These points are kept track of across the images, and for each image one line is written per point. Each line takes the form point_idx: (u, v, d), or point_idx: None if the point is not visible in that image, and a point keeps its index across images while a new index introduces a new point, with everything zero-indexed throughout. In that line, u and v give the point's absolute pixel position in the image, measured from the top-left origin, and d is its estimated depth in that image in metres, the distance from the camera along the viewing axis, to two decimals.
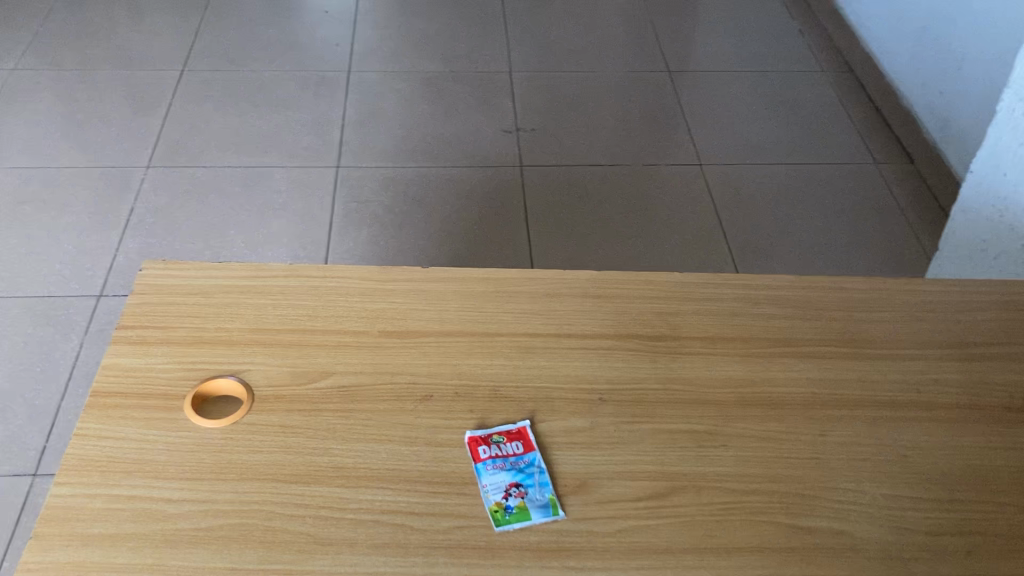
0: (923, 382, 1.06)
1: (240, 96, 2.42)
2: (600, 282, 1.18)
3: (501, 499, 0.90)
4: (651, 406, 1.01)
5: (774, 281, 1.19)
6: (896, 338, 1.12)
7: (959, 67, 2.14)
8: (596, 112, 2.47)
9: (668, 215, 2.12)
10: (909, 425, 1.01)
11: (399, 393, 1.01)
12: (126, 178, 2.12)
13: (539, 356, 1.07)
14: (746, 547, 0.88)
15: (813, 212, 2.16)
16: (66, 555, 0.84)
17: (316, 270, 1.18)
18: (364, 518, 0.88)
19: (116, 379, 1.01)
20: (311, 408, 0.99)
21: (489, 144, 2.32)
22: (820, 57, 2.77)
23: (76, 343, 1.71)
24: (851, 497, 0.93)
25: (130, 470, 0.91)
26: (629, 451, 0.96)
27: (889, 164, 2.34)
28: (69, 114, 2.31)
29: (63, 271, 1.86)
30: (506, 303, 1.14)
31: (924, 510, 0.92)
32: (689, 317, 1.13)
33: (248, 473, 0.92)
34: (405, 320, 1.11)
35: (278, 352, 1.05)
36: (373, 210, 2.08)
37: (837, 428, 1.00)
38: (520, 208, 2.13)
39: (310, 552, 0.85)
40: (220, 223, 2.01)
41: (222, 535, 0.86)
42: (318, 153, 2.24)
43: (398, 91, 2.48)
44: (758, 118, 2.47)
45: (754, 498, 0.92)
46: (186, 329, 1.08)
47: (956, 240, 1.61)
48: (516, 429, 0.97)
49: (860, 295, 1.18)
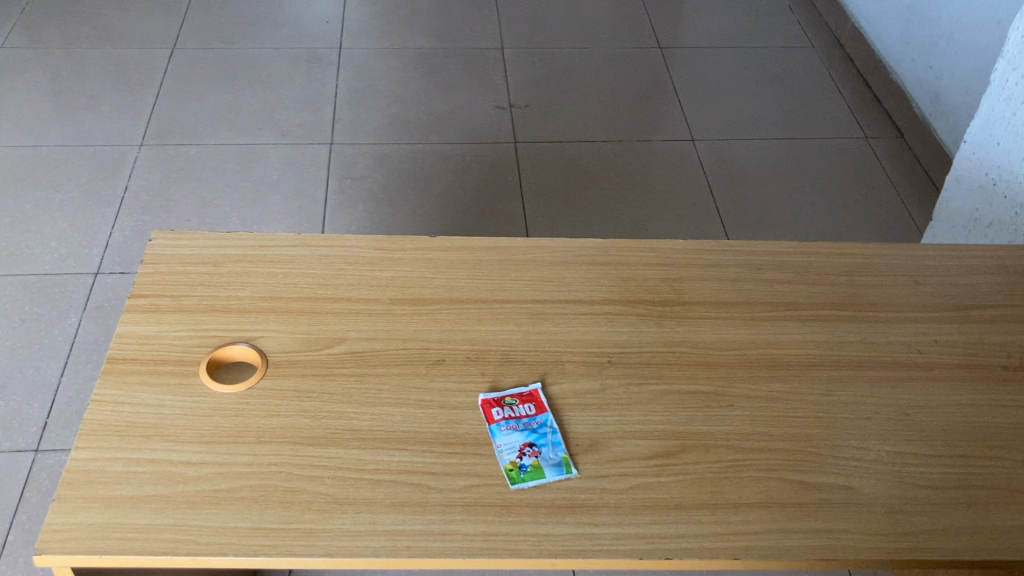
0: (923, 343, 1.09)
1: (232, 73, 2.42)
2: (605, 249, 1.20)
3: (515, 458, 0.92)
4: (659, 368, 1.03)
5: (776, 247, 1.21)
6: (895, 301, 1.14)
7: (949, 42, 2.16)
8: (589, 87, 2.48)
9: (662, 190, 2.14)
10: (911, 384, 1.03)
11: (412, 358, 1.03)
12: (120, 156, 2.11)
13: (548, 322, 1.08)
14: (756, 502, 0.90)
15: (805, 186, 2.18)
16: (91, 517, 0.85)
17: (324, 239, 1.19)
18: (381, 478, 0.90)
19: (131, 346, 1.02)
20: (326, 372, 1.00)
21: (483, 120, 2.32)
22: (811, 33, 2.78)
23: (75, 320, 1.71)
24: (857, 454, 0.95)
25: (149, 435, 0.93)
26: (638, 411, 0.98)
27: (879, 138, 2.36)
28: (59, 92, 2.30)
29: (59, 249, 1.86)
30: (514, 270, 1.16)
31: (926, 466, 0.94)
32: (694, 282, 1.15)
33: (265, 436, 0.93)
34: (414, 288, 1.12)
35: (290, 318, 1.07)
36: (366, 186, 2.09)
37: (840, 388, 1.02)
38: (516, 184, 2.14)
39: (329, 511, 0.86)
40: (215, 201, 2.01)
41: (242, 496, 0.87)
42: (312, 130, 2.24)
43: (391, 67, 2.48)
44: (749, 92, 2.49)
45: (761, 455, 0.94)
46: (198, 298, 1.09)
47: (950, 210, 1.64)
48: (527, 391, 0.99)
49: (860, 260, 1.20)
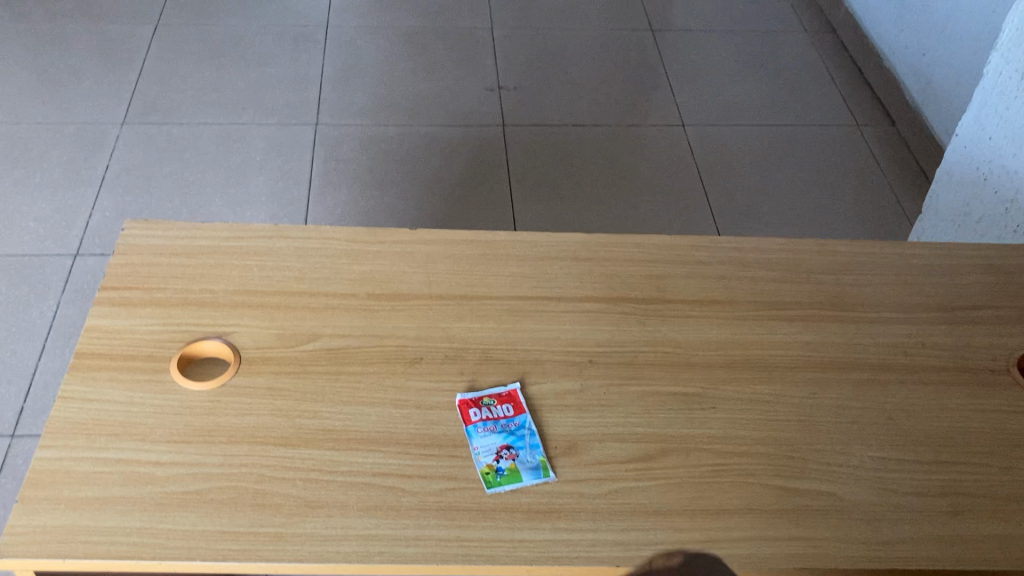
0: (910, 345, 1.07)
1: (216, 51, 2.37)
2: (589, 244, 1.18)
3: (492, 461, 0.90)
4: (641, 368, 1.01)
5: (762, 243, 1.19)
6: (882, 301, 1.13)
7: (943, 30, 2.14)
8: (579, 70, 2.44)
9: (651, 176, 2.11)
10: (896, 387, 1.02)
11: (389, 356, 1.00)
12: (101, 135, 2.07)
13: (529, 319, 1.06)
14: (737, 508, 0.88)
15: (795, 174, 2.16)
16: (55, 519, 0.83)
17: (301, 231, 1.16)
18: (355, 481, 0.88)
19: (100, 340, 1.00)
20: (300, 370, 0.98)
21: (471, 102, 2.29)
22: (804, 18, 2.75)
23: (53, 303, 1.68)
24: (840, 459, 0.94)
25: (117, 433, 0.90)
26: (619, 413, 0.96)
27: (870, 126, 2.34)
28: (39, 67, 2.25)
29: (37, 230, 1.82)
30: (494, 265, 1.14)
31: (911, 472, 0.93)
32: (678, 280, 1.13)
33: (237, 436, 0.91)
34: (393, 283, 1.10)
35: (264, 313, 1.04)
36: (352, 168, 2.06)
37: (824, 390, 1.01)
38: (503, 168, 2.11)
39: (301, 515, 0.84)
40: (197, 181, 1.98)
41: (211, 498, 0.85)
42: (297, 110, 2.21)
43: (378, 47, 2.44)
44: (740, 78, 2.46)
45: (744, 460, 0.93)
46: (171, 291, 1.06)
47: (939, 205, 1.62)
48: (506, 391, 0.97)
49: (848, 259, 1.18)
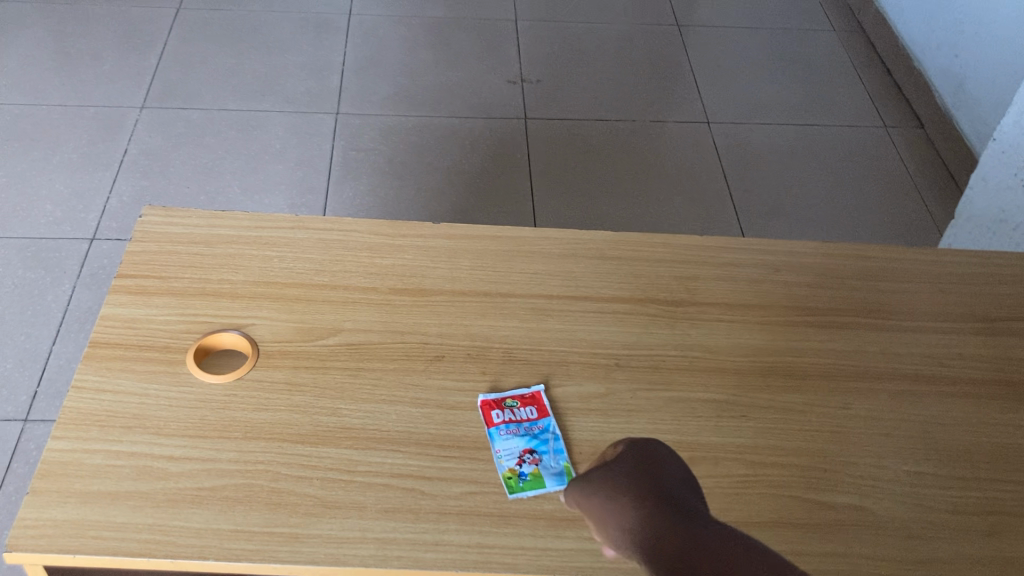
0: (946, 355, 1.04)
1: (237, 36, 2.35)
2: (616, 242, 1.15)
3: (515, 465, 0.88)
4: (668, 373, 0.98)
5: (794, 246, 1.16)
6: (917, 309, 1.09)
7: (978, 32, 2.10)
8: (603, 64, 2.41)
9: (675, 174, 2.08)
10: (933, 399, 0.98)
11: (410, 353, 0.98)
12: (120, 118, 2.05)
13: (554, 319, 1.03)
14: (767, 521, 0.85)
15: (821, 175, 2.12)
16: (65, 513, 0.81)
17: (323, 221, 1.14)
18: (373, 482, 0.85)
19: (115, 330, 0.97)
20: (319, 365, 0.96)
21: (493, 94, 2.26)
22: (832, 17, 2.71)
23: (68, 287, 1.66)
24: (873, 473, 0.91)
25: (131, 426, 0.88)
26: (645, 420, 0.93)
27: (898, 128, 2.30)
28: (60, 49, 2.24)
29: (54, 213, 1.81)
30: (519, 262, 1.11)
31: (946, 488, 0.90)
32: (707, 282, 1.10)
33: (253, 432, 0.89)
34: (415, 277, 1.07)
35: (283, 305, 1.02)
36: (372, 158, 2.03)
37: (857, 400, 0.97)
38: (524, 162, 2.07)
39: (318, 515, 0.82)
40: (216, 168, 1.96)
41: (225, 496, 0.83)
42: (317, 98, 2.18)
43: (401, 36, 2.42)
44: (767, 76, 2.42)
45: (774, 471, 0.90)
46: (188, 281, 1.04)
47: (973, 210, 1.58)
48: (529, 393, 0.95)
49: (882, 264, 1.15)
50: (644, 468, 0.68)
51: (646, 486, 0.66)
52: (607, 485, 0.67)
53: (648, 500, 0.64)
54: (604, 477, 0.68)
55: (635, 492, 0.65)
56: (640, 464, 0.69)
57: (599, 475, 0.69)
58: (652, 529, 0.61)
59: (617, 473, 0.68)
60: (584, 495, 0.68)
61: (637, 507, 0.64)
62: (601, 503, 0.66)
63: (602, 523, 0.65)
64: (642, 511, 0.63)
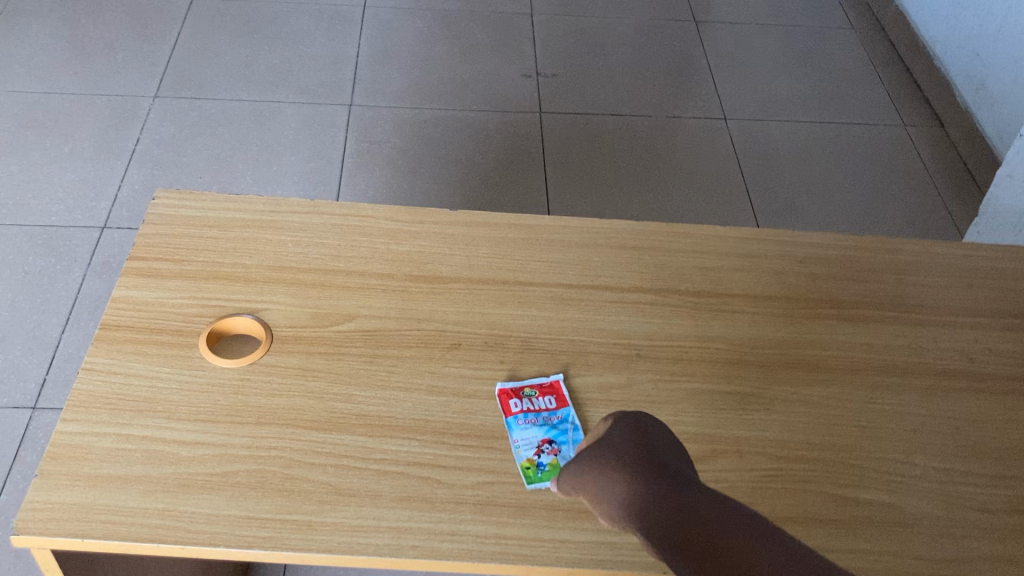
0: (976, 351, 1.01)
1: (251, 27, 2.33)
2: (637, 232, 1.12)
3: (533, 456, 0.85)
4: (690, 364, 0.96)
5: (818, 238, 1.14)
6: (945, 304, 1.07)
7: (1000, 30, 2.07)
8: (619, 59, 2.38)
9: (691, 170, 2.06)
10: (962, 395, 0.96)
11: (426, 340, 0.96)
12: (132, 108, 2.04)
13: (574, 308, 1.01)
14: (791, 516, 0.83)
15: (839, 173, 2.09)
16: (74, 496, 0.79)
17: (338, 207, 1.12)
18: (388, 469, 0.83)
19: (127, 312, 0.96)
20: (333, 351, 0.94)
21: (508, 88, 2.24)
22: (851, 15, 2.68)
23: (78, 275, 1.65)
24: (901, 469, 0.88)
25: (142, 410, 0.86)
26: (667, 411, 0.91)
27: (918, 128, 2.27)
28: (73, 38, 2.22)
29: (66, 201, 1.79)
30: (538, 251, 1.09)
31: (976, 486, 0.87)
32: (730, 273, 1.08)
33: (266, 418, 0.87)
34: (432, 264, 1.05)
35: (297, 290, 1.00)
36: (386, 151, 2.01)
37: (884, 395, 0.95)
38: (539, 156, 2.05)
39: (332, 503, 0.80)
40: (228, 158, 1.94)
41: (237, 481, 0.81)
42: (331, 90, 2.16)
43: (416, 29, 2.40)
44: (785, 72, 2.39)
45: (799, 466, 0.87)
46: (201, 264, 1.02)
47: (998, 207, 1.56)
48: (548, 382, 0.92)
49: (908, 258, 1.12)
50: (635, 442, 0.76)
51: (638, 459, 0.74)
52: (602, 463, 0.75)
53: (640, 473, 0.72)
54: (601, 455, 0.76)
55: (628, 466, 0.73)
56: (631, 438, 0.76)
57: (594, 452, 0.76)
58: (645, 501, 0.69)
59: (610, 448, 0.76)
60: (581, 473, 0.76)
61: (630, 480, 0.71)
62: (598, 478, 0.74)
63: (598, 496, 0.73)
64: (635, 483, 0.71)
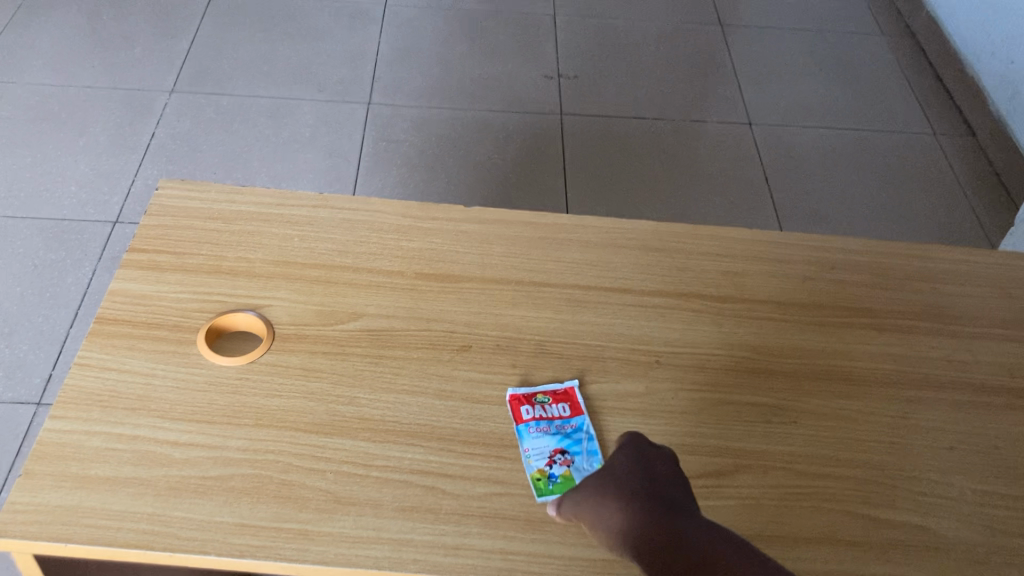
0: (1016, 365, 0.95)
1: (271, 23, 2.30)
2: (659, 233, 1.07)
3: (544, 466, 0.81)
4: (713, 373, 0.91)
5: (848, 243, 1.08)
6: (983, 316, 1.01)
7: None
8: (643, 62, 2.33)
9: (715, 174, 2.00)
10: (1002, 413, 0.90)
11: (436, 341, 0.91)
12: (148, 102, 2.01)
13: (591, 312, 0.96)
14: (818, 537, 0.78)
15: (867, 181, 2.03)
16: (59, 498, 0.75)
17: (348, 201, 1.08)
18: (391, 477, 0.79)
19: (124, 306, 0.92)
20: (338, 351, 0.89)
21: (530, 88, 2.19)
22: (882, 20, 2.62)
23: (89, 269, 1.62)
24: (937, 489, 0.83)
25: (135, 408, 0.82)
26: (687, 422, 0.86)
27: (948, 136, 2.21)
28: (92, 31, 2.20)
29: (79, 194, 1.76)
30: (554, 251, 1.04)
31: (1017, 510, 0.82)
32: (756, 278, 1.02)
33: (264, 419, 0.82)
34: (443, 263, 1.00)
35: (302, 287, 0.96)
36: (404, 150, 1.97)
37: (919, 410, 0.90)
38: (559, 158, 2.01)
39: (330, 511, 0.75)
40: (244, 154, 1.91)
41: (232, 486, 0.77)
42: (349, 88, 2.12)
43: (437, 28, 2.36)
44: (813, 78, 2.34)
45: (827, 484, 0.82)
46: (204, 258, 0.98)
47: None
48: (562, 389, 0.88)
49: (943, 266, 1.07)
50: (639, 474, 0.71)
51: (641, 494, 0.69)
52: (600, 490, 0.70)
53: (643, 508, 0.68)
54: (601, 483, 0.71)
55: (631, 500, 0.68)
56: (634, 470, 0.72)
57: (596, 478, 0.72)
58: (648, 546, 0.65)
59: (611, 477, 0.71)
60: (580, 497, 0.71)
61: (637, 515, 0.67)
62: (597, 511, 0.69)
63: (594, 526, 0.69)
64: (643, 521, 0.67)
